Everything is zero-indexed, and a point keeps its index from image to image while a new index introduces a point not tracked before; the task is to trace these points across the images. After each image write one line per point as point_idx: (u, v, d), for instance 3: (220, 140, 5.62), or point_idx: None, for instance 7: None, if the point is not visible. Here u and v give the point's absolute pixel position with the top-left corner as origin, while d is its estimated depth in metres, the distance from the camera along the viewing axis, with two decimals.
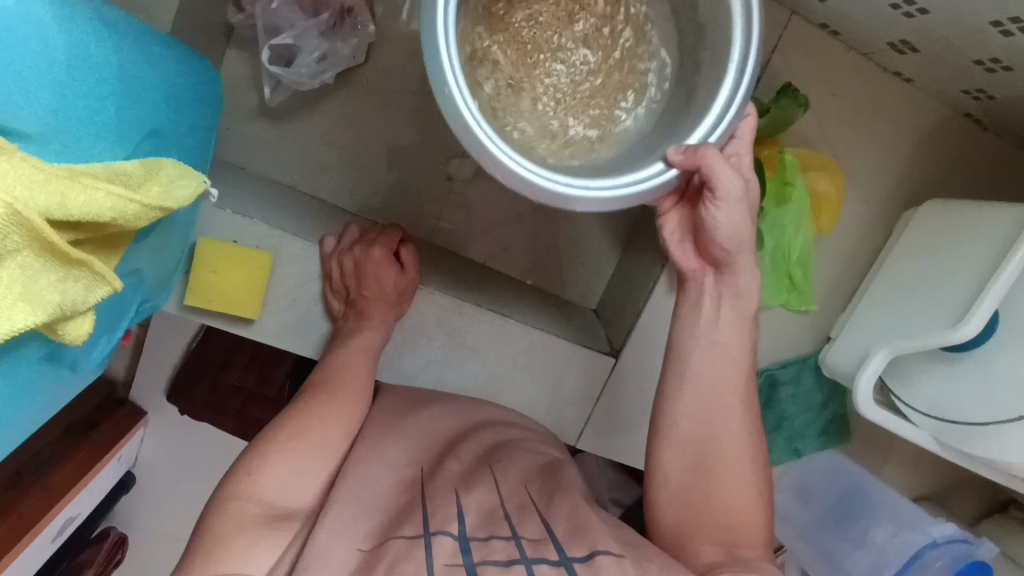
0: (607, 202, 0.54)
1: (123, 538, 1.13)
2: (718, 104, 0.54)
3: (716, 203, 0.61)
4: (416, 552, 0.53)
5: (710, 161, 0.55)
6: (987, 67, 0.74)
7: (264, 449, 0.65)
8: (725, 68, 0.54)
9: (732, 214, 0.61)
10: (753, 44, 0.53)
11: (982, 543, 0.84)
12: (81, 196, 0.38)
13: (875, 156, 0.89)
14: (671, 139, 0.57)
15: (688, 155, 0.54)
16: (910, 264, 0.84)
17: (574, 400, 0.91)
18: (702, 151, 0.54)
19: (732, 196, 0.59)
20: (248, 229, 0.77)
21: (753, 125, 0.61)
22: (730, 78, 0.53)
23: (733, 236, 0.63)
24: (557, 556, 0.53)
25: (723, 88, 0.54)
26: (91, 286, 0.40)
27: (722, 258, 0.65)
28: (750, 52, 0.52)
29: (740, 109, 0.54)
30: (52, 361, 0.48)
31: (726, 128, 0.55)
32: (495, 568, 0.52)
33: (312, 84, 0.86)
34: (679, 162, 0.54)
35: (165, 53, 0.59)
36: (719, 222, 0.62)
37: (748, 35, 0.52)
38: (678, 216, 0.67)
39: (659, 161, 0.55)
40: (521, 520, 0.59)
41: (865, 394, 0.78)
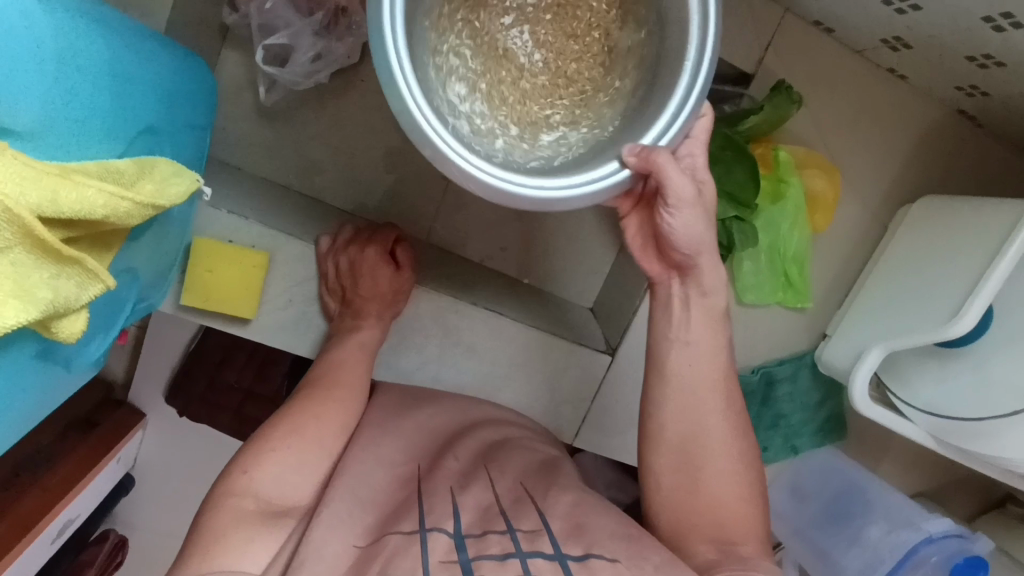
0: (576, 202, 0.54)
1: (122, 539, 1.14)
2: (673, 107, 0.54)
3: (671, 209, 0.60)
4: (412, 549, 0.53)
5: (663, 166, 0.55)
6: (980, 64, 0.74)
7: (259, 446, 0.65)
8: (681, 67, 0.53)
9: (686, 220, 0.61)
10: (708, 46, 0.52)
11: (977, 539, 0.85)
12: (73, 193, 0.38)
13: (870, 152, 0.90)
14: (626, 142, 0.56)
15: (641, 157, 0.54)
16: (902, 262, 0.84)
17: (572, 398, 0.91)
18: (656, 155, 0.54)
19: (685, 201, 0.59)
20: (244, 228, 0.77)
21: (708, 125, 0.61)
22: (687, 73, 0.53)
23: (689, 241, 0.63)
24: (553, 552, 0.54)
25: (678, 89, 0.53)
26: (84, 284, 0.40)
27: (684, 262, 0.65)
28: (706, 48, 0.52)
29: (695, 109, 0.54)
30: (49, 357, 0.49)
31: (679, 129, 0.55)
32: (490, 562, 0.52)
33: (307, 83, 0.87)
34: (633, 163, 0.54)
35: (158, 53, 0.59)
36: (675, 228, 0.62)
37: (706, 29, 0.52)
38: (637, 222, 0.66)
39: (614, 160, 0.55)
40: (517, 514, 0.59)
41: (861, 391, 0.78)
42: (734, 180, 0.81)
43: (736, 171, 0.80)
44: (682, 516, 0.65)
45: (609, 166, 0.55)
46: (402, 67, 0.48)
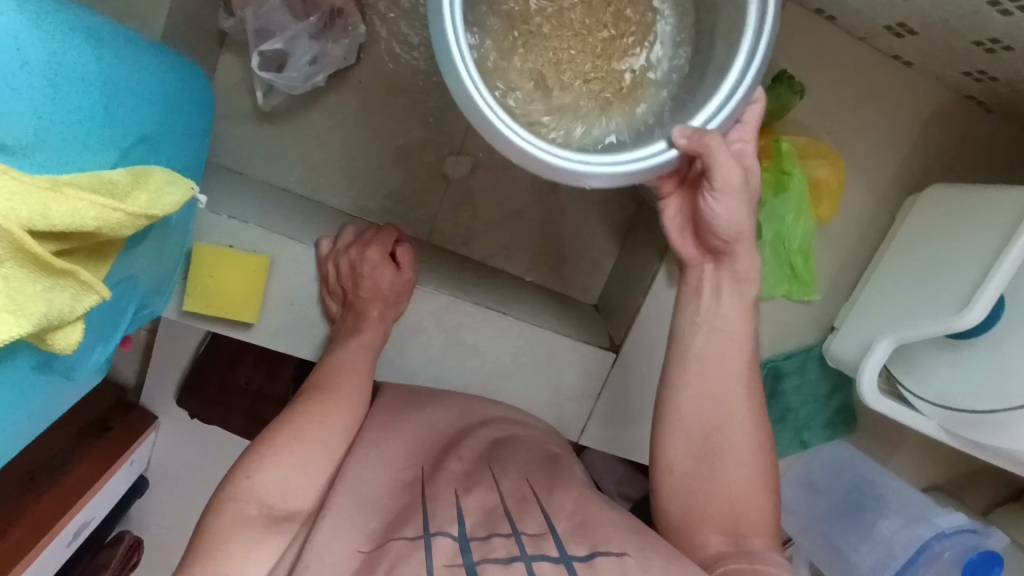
0: (600, 180, 0.56)
1: (138, 540, 1.15)
2: (722, 94, 0.57)
3: (715, 194, 0.61)
4: (416, 554, 0.53)
5: (714, 150, 0.57)
6: (988, 48, 0.72)
7: (263, 449, 0.65)
8: (736, 51, 0.56)
9: (730, 206, 0.62)
10: (763, 39, 0.55)
11: (991, 534, 0.83)
12: (63, 206, 0.38)
13: (876, 141, 0.88)
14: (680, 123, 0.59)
15: (692, 139, 0.56)
16: (910, 251, 0.83)
17: (577, 395, 0.91)
18: (706, 138, 0.56)
19: (732, 187, 0.60)
20: (244, 233, 0.77)
21: (760, 111, 0.61)
22: (746, 53, 0.56)
23: (730, 227, 0.63)
24: (558, 553, 0.54)
25: (734, 70, 0.56)
26: (79, 295, 0.40)
27: (720, 248, 0.65)
28: (759, 41, 0.55)
29: (746, 95, 0.57)
30: (46, 368, 0.49)
31: (726, 115, 0.58)
32: (495, 565, 0.52)
33: (304, 87, 0.86)
34: (683, 144, 0.57)
35: (153, 62, 0.58)
36: (718, 214, 0.62)
37: (762, 24, 0.55)
38: (678, 203, 0.67)
39: (663, 142, 0.58)
40: (521, 515, 0.59)
41: (871, 383, 0.78)
42: None
43: None
44: (685, 508, 0.65)
45: (660, 147, 0.58)
46: (459, 42, 0.51)
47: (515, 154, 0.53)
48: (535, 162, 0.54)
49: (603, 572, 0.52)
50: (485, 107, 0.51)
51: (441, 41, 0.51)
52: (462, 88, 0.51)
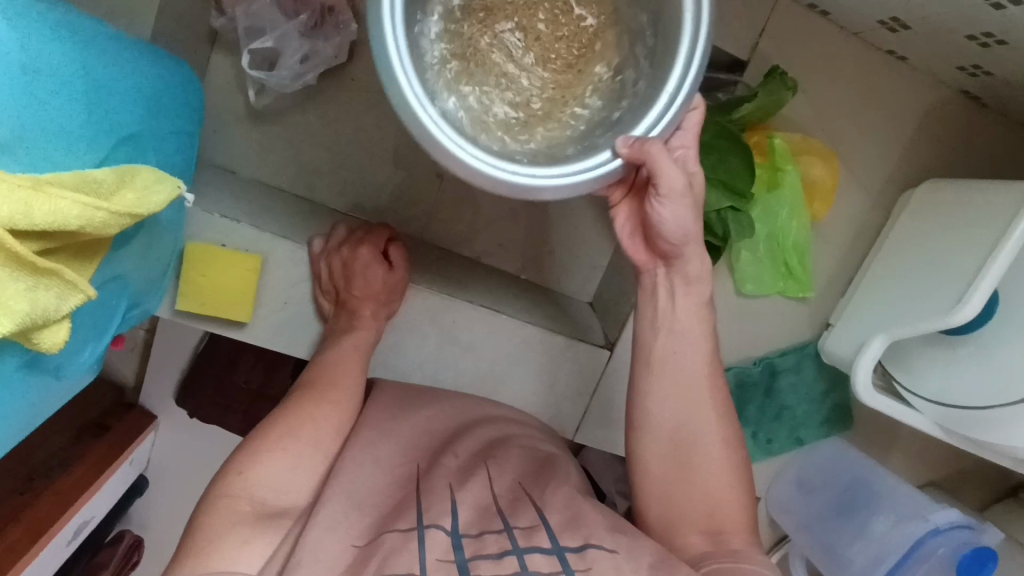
0: (554, 194, 0.54)
1: (138, 539, 1.16)
2: (663, 99, 0.55)
3: (661, 199, 0.60)
4: (409, 545, 0.54)
5: (655, 156, 0.55)
6: (981, 43, 0.72)
7: (255, 447, 0.65)
8: (677, 46, 0.54)
9: (675, 210, 0.61)
10: (699, 34, 0.53)
11: (985, 530, 0.83)
12: (45, 205, 0.37)
13: (871, 138, 0.88)
14: (621, 131, 0.58)
15: (635, 148, 0.55)
16: (905, 248, 0.83)
17: (572, 394, 0.91)
18: (648, 146, 0.55)
19: (674, 192, 0.59)
20: (236, 231, 0.77)
21: (699, 118, 0.63)
22: (681, 63, 0.54)
23: (677, 232, 0.63)
24: (550, 546, 0.55)
25: (676, 66, 0.54)
26: (64, 295, 0.40)
27: (670, 252, 0.65)
28: (695, 47, 0.53)
29: (686, 100, 0.55)
30: (35, 367, 0.49)
31: (670, 120, 0.56)
32: (488, 562, 0.53)
33: (295, 86, 0.86)
34: (626, 154, 0.55)
35: (140, 61, 0.58)
36: (663, 219, 0.62)
37: (696, 25, 0.53)
38: (626, 211, 0.67)
39: (607, 151, 0.56)
40: (514, 511, 0.60)
41: (864, 380, 0.78)
42: (730, 170, 0.79)
43: (730, 159, 0.78)
44: (678, 506, 0.65)
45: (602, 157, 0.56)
46: (400, 59, 0.50)
47: (465, 171, 0.52)
48: (486, 180, 0.53)
49: (597, 566, 0.54)
50: (426, 120, 0.51)
51: (383, 59, 0.50)
52: (400, 99, 0.50)
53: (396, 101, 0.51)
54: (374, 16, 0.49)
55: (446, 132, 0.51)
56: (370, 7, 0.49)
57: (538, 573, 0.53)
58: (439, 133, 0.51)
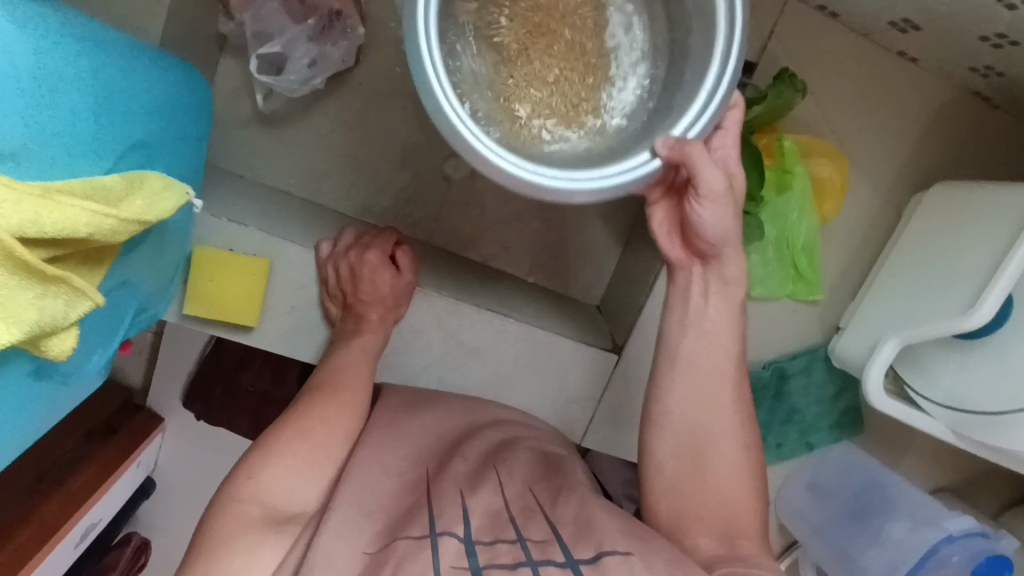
0: (589, 196, 0.56)
1: (145, 542, 1.17)
2: (700, 101, 0.57)
3: (700, 200, 0.61)
4: (422, 554, 0.54)
5: (696, 158, 0.56)
6: (994, 43, 0.71)
7: (264, 451, 0.65)
8: (709, 60, 0.57)
9: (716, 212, 0.61)
10: (733, 45, 0.55)
11: (1002, 537, 0.83)
12: (55, 213, 0.37)
13: (881, 140, 0.87)
14: (659, 133, 0.59)
15: (673, 150, 0.56)
16: (916, 250, 0.82)
17: (580, 398, 0.90)
18: (689, 147, 0.56)
19: (716, 193, 0.60)
20: (244, 236, 0.77)
21: (740, 116, 0.61)
22: (716, 65, 0.56)
23: (716, 231, 0.62)
24: (564, 558, 0.54)
25: (708, 75, 0.56)
26: (72, 302, 0.40)
27: (707, 251, 0.64)
28: (731, 46, 0.55)
29: (724, 100, 0.56)
30: (44, 374, 0.49)
31: (708, 122, 0.57)
32: (501, 570, 0.53)
33: (303, 90, 0.86)
34: (665, 155, 0.56)
35: (149, 68, 0.58)
36: (704, 219, 0.62)
37: (731, 30, 0.55)
38: (664, 210, 0.66)
39: (647, 152, 0.57)
40: (525, 522, 0.58)
41: (876, 383, 0.77)
42: (739, 173, 0.78)
43: (740, 162, 0.78)
44: (688, 511, 0.64)
45: (642, 157, 0.57)
46: (435, 71, 0.51)
47: (501, 177, 0.53)
48: (518, 183, 0.54)
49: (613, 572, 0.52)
50: (461, 129, 0.52)
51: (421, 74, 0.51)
52: (436, 110, 0.52)
53: (434, 114, 0.52)
54: (411, 27, 0.51)
55: (468, 124, 0.52)
56: (407, 22, 0.51)
57: None
58: (474, 139, 0.52)
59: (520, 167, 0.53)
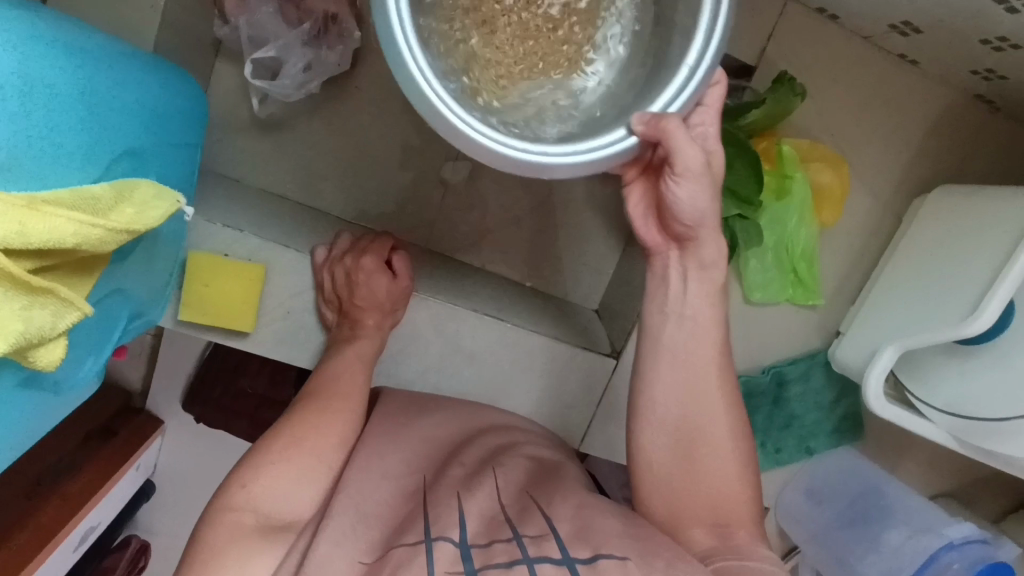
0: (568, 171, 0.53)
1: (145, 544, 1.17)
2: (681, 73, 0.53)
3: (677, 177, 0.58)
4: (418, 558, 0.53)
5: (673, 134, 0.54)
6: (995, 47, 0.70)
7: (258, 460, 0.64)
8: (693, 32, 0.52)
9: (692, 191, 0.59)
10: (717, 25, 0.51)
11: (1002, 546, 0.82)
12: (40, 224, 0.37)
13: (881, 144, 0.86)
14: (638, 109, 0.56)
15: (650, 125, 0.53)
16: (917, 255, 0.81)
17: (578, 403, 0.89)
18: (665, 122, 0.53)
19: (694, 171, 0.57)
20: (239, 241, 0.76)
21: (720, 94, 0.59)
22: (700, 35, 0.52)
23: (693, 212, 0.61)
24: (560, 556, 0.53)
25: (692, 48, 0.52)
26: (60, 312, 0.40)
27: (684, 234, 0.63)
28: (713, 33, 0.51)
29: (706, 76, 0.53)
30: (33, 384, 0.48)
31: (688, 98, 0.54)
32: (496, 570, 0.52)
33: (298, 95, 0.85)
34: (642, 130, 0.53)
35: (141, 74, 0.58)
36: (680, 199, 0.60)
37: (716, 4, 0.51)
38: (641, 190, 0.64)
39: (623, 128, 0.54)
40: (522, 520, 0.58)
41: (875, 390, 0.76)
42: (736, 178, 0.77)
43: (737, 166, 0.77)
44: (688, 521, 0.63)
45: (618, 132, 0.54)
46: (402, 26, 0.48)
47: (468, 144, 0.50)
48: (488, 154, 0.51)
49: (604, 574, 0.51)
50: (427, 88, 0.49)
51: (383, 27, 0.48)
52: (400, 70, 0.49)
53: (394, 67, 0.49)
54: None
55: (433, 83, 0.49)
56: None
57: None
58: (443, 107, 0.49)
59: (495, 140, 0.51)
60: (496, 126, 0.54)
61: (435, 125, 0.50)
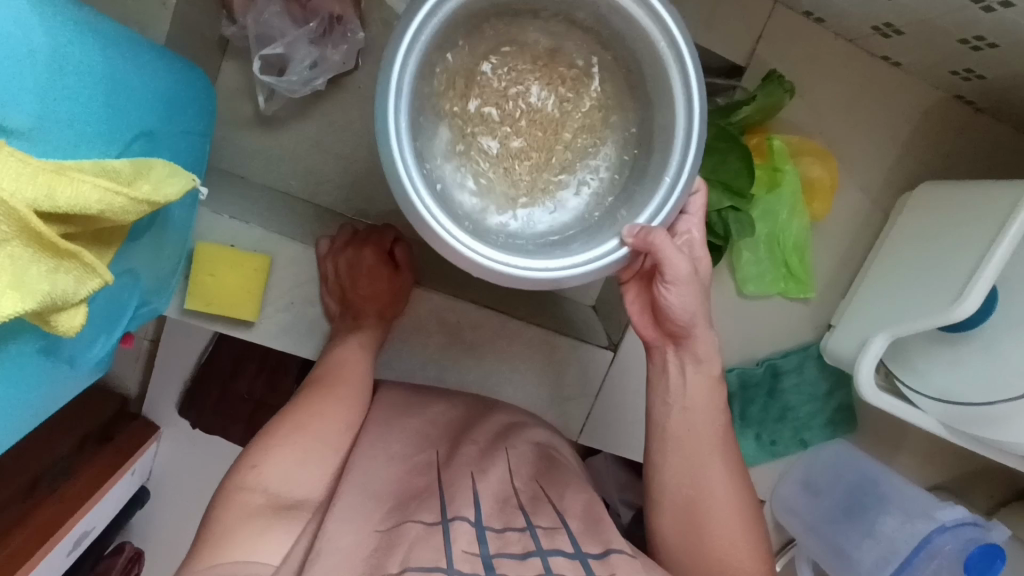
0: (575, 279, 0.58)
1: (138, 552, 1.15)
2: (664, 188, 0.59)
3: (667, 285, 0.63)
4: (433, 537, 0.54)
5: (661, 245, 0.59)
6: (974, 46, 0.74)
7: (266, 442, 0.66)
8: (671, 155, 0.58)
9: (682, 295, 0.64)
10: (693, 145, 0.57)
11: (994, 527, 0.81)
12: (68, 189, 0.39)
13: (868, 142, 0.89)
14: (628, 218, 0.61)
15: (639, 238, 0.58)
16: (904, 248, 0.84)
17: (576, 395, 0.91)
18: (652, 235, 0.58)
19: (682, 278, 0.62)
20: (245, 233, 0.79)
21: (702, 201, 0.65)
22: (678, 152, 0.58)
23: (686, 313, 0.65)
24: (573, 551, 0.56)
25: (673, 167, 0.58)
26: (82, 278, 0.42)
27: (679, 333, 0.67)
28: (691, 148, 0.57)
29: (685, 188, 0.58)
30: (51, 354, 0.49)
31: (670, 211, 0.59)
32: (511, 559, 0.53)
33: (304, 91, 0.87)
34: (631, 242, 0.58)
35: (156, 63, 0.60)
36: (672, 303, 0.64)
37: (691, 125, 0.57)
38: (636, 291, 0.69)
39: (615, 238, 0.59)
40: (535, 510, 0.61)
41: (866, 380, 0.79)
42: (730, 171, 0.80)
43: (730, 160, 0.80)
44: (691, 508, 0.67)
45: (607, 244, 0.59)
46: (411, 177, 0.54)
47: (483, 269, 0.56)
48: (501, 277, 0.56)
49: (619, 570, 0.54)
50: (440, 229, 0.55)
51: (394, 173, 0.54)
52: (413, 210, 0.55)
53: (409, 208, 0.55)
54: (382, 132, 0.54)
55: (438, 218, 0.55)
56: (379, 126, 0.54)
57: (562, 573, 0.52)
58: (457, 241, 0.55)
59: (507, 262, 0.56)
60: (502, 241, 0.59)
61: (454, 258, 0.56)
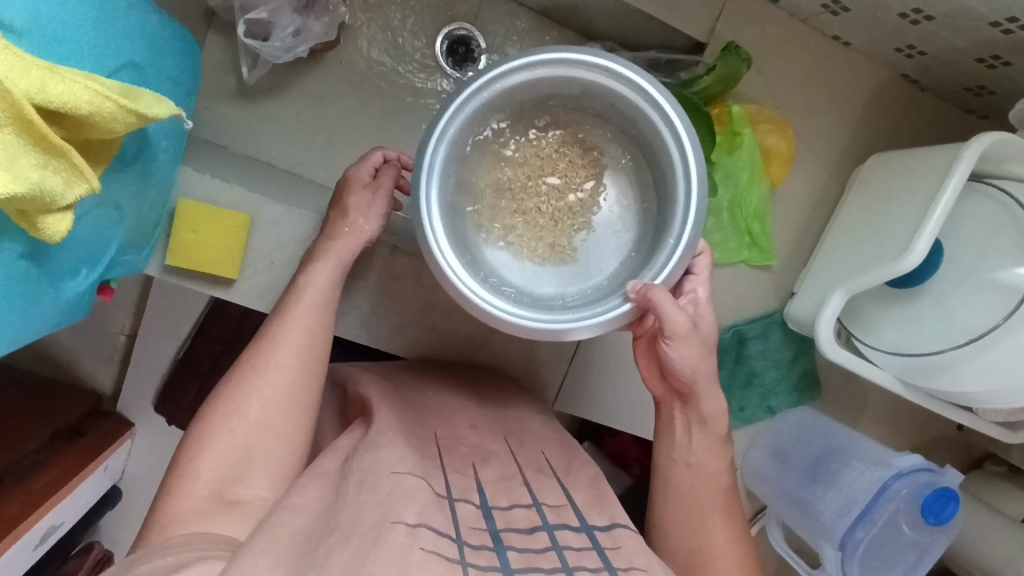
0: (583, 333, 0.63)
1: (105, 554, 1.11)
2: (669, 250, 0.63)
3: (669, 342, 0.67)
4: (442, 508, 0.55)
5: (658, 301, 0.62)
6: (912, 20, 0.80)
7: (211, 421, 0.61)
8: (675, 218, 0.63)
9: (682, 350, 0.67)
10: (694, 212, 0.61)
11: (947, 471, 0.84)
12: (59, 86, 0.41)
13: (822, 116, 0.95)
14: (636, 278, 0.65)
15: (640, 294, 0.62)
16: (857, 213, 0.89)
17: (551, 359, 0.93)
18: (650, 293, 0.62)
19: (681, 334, 0.66)
20: (226, 192, 0.81)
21: (707, 261, 0.70)
22: (681, 221, 0.62)
23: (687, 368, 0.69)
24: (580, 525, 0.59)
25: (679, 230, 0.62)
26: (70, 181, 0.43)
27: (685, 390, 0.71)
28: (690, 215, 0.61)
29: (688, 248, 0.62)
30: (35, 265, 0.51)
31: (675, 269, 0.62)
32: (518, 534, 0.56)
33: (287, 58, 0.90)
34: (634, 298, 0.63)
35: (145, 6, 0.63)
36: (673, 358, 0.68)
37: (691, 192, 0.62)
38: (647, 355, 0.73)
39: (620, 297, 0.64)
40: (540, 486, 0.63)
41: (826, 335, 0.82)
42: None
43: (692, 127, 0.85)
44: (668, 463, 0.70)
45: (614, 301, 0.64)
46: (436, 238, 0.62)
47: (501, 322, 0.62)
48: (514, 328, 0.62)
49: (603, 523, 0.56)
50: (461, 285, 0.62)
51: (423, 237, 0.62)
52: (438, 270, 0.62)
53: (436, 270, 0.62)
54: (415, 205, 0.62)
55: (464, 279, 0.62)
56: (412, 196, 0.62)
57: (567, 546, 0.55)
58: (476, 297, 0.62)
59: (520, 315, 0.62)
60: (522, 300, 0.65)
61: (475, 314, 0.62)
